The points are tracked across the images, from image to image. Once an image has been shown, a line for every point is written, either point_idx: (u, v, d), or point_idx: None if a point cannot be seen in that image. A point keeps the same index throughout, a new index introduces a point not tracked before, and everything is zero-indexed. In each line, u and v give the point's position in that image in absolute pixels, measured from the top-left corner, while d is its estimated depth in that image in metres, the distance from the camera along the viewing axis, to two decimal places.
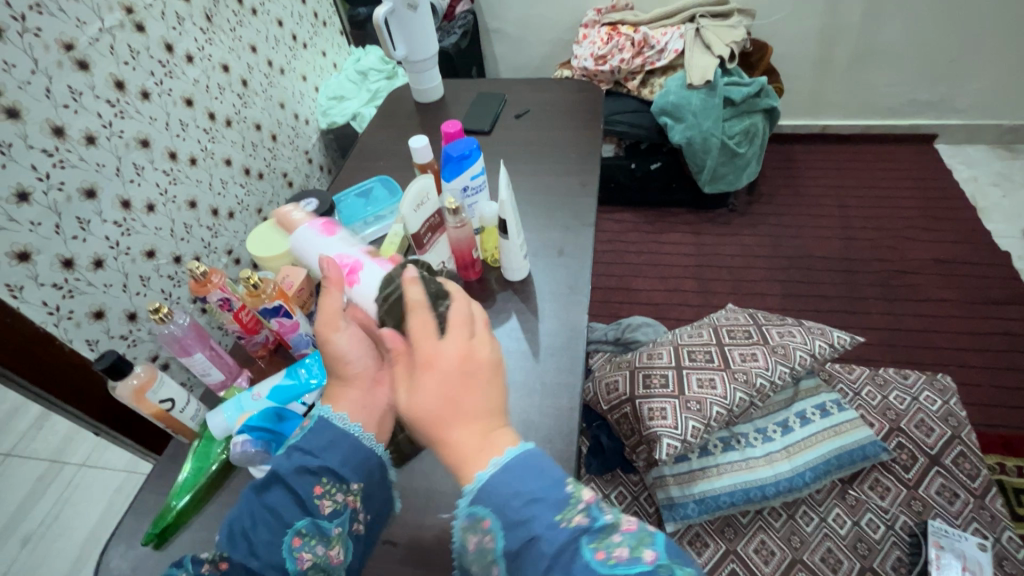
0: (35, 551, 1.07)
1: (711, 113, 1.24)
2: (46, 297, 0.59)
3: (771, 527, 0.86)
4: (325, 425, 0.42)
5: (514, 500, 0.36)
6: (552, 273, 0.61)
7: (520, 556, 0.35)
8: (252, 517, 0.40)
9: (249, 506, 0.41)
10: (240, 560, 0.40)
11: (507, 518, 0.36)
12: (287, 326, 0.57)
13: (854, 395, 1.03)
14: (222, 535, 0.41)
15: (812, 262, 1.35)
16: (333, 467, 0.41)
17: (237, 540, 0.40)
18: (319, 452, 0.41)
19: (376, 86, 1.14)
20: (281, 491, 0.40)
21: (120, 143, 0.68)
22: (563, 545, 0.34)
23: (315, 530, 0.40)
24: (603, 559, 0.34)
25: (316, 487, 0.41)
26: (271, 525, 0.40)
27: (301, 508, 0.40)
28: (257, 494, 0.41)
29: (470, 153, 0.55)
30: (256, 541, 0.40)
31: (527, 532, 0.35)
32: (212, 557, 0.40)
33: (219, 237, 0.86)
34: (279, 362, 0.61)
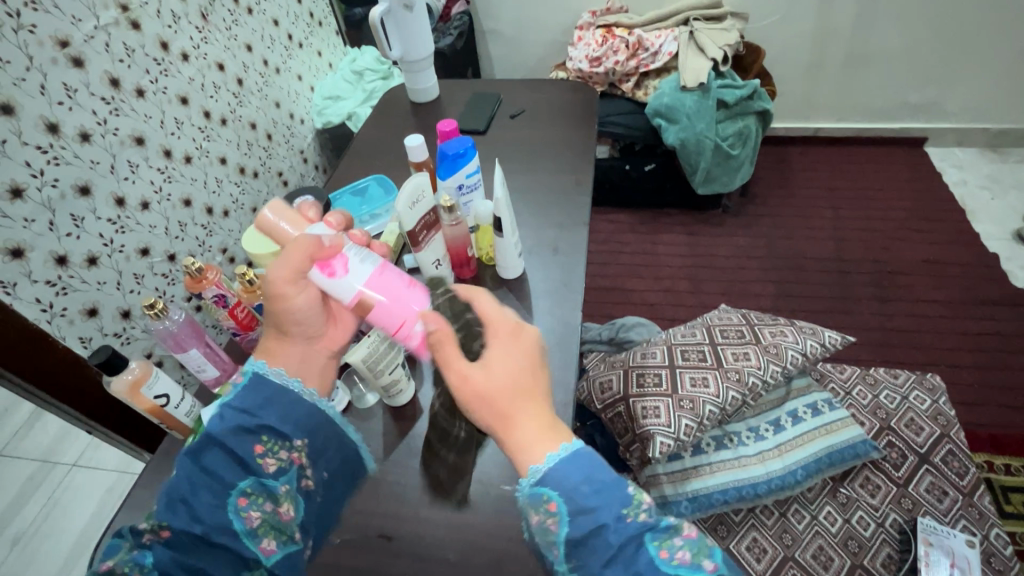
0: (25, 552, 1.06)
1: (704, 114, 1.25)
2: (39, 294, 0.59)
3: (763, 525, 0.87)
4: (262, 380, 0.43)
5: (588, 488, 0.37)
6: (546, 271, 0.61)
7: (585, 543, 0.36)
8: (188, 482, 0.39)
9: (182, 473, 0.39)
10: (181, 527, 0.37)
11: (578, 505, 0.37)
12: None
13: (846, 394, 1.04)
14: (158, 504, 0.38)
15: (805, 263, 1.36)
16: (273, 424, 0.42)
17: (175, 507, 0.38)
18: (257, 410, 0.42)
19: (372, 86, 1.14)
20: (220, 452, 0.40)
21: (114, 140, 0.68)
22: (629, 538, 0.36)
23: (262, 489, 0.40)
24: (667, 558, 0.36)
25: (258, 446, 0.41)
26: (212, 487, 0.39)
27: (243, 468, 0.40)
28: (192, 457, 0.40)
29: (465, 152, 0.56)
30: (195, 505, 0.38)
31: (596, 519, 0.36)
32: (152, 526, 0.37)
33: (213, 235, 0.86)
34: None
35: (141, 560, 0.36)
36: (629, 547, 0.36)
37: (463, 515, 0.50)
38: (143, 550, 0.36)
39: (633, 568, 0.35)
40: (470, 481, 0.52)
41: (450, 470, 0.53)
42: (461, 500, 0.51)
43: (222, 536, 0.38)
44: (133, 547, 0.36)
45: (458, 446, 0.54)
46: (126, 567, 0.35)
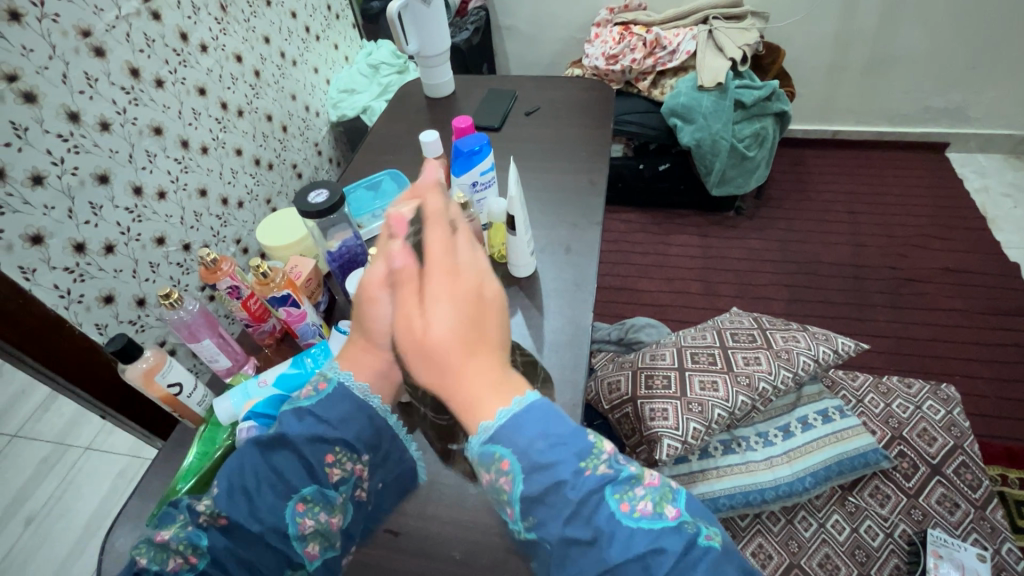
0: (38, 532, 1.08)
1: (721, 115, 1.23)
2: (57, 280, 0.60)
3: (769, 531, 0.86)
4: (343, 393, 0.45)
5: (540, 446, 0.37)
6: (558, 270, 0.60)
7: (543, 500, 0.36)
8: (257, 475, 0.41)
9: (251, 466, 0.41)
10: (242, 521, 0.40)
11: (532, 463, 0.36)
12: (295, 315, 0.57)
13: (858, 402, 1.03)
14: (218, 490, 0.41)
15: (819, 267, 1.35)
16: (345, 436, 0.43)
17: (237, 496, 0.41)
18: (336, 421, 0.44)
19: (387, 80, 1.14)
20: (292, 455, 0.42)
21: (133, 130, 0.68)
22: (587, 493, 0.36)
23: (321, 498, 0.42)
24: (629, 511, 0.36)
25: (329, 455, 0.43)
26: (278, 488, 0.41)
27: (310, 474, 0.42)
28: (265, 454, 0.42)
29: (480, 149, 0.55)
30: (257, 500, 0.41)
31: (553, 475, 0.36)
32: (209, 510, 0.40)
33: (228, 226, 0.87)
34: (285, 351, 0.61)
35: (196, 541, 0.39)
36: (586, 503, 0.36)
37: (469, 512, 0.50)
38: (198, 531, 0.39)
39: (593, 524, 0.35)
40: (477, 480, 0.52)
41: (457, 467, 0.53)
42: (468, 498, 0.51)
43: (276, 537, 0.40)
44: (189, 524, 0.40)
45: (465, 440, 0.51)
46: (182, 545, 0.39)
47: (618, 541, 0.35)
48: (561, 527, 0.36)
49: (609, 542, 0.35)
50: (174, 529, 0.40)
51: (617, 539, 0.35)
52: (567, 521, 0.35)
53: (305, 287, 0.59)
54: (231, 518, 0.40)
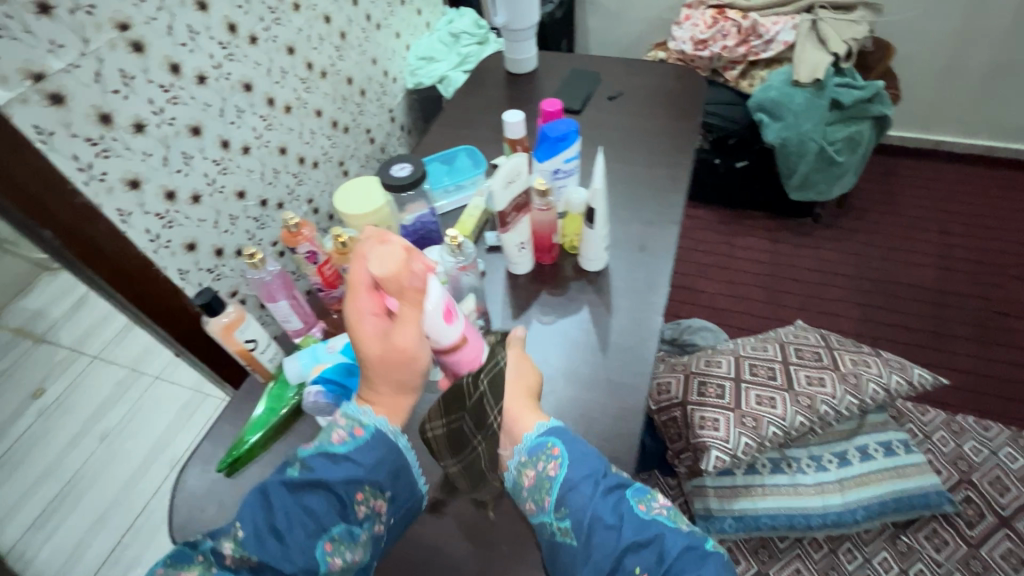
0: (111, 448, 1.18)
1: (813, 114, 1.14)
2: (148, 225, 0.64)
3: (809, 558, 0.86)
4: (380, 439, 0.45)
5: (582, 448, 0.44)
6: (628, 267, 0.58)
7: (578, 487, 0.42)
8: (288, 515, 0.41)
9: (281, 506, 0.41)
10: (273, 561, 0.40)
11: (577, 454, 0.43)
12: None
13: (926, 437, 0.98)
14: (247, 532, 0.40)
15: (898, 288, 1.24)
16: (373, 478, 0.44)
17: (268, 539, 0.40)
18: (369, 464, 0.44)
19: (467, 50, 1.12)
20: (325, 497, 0.42)
21: (226, 84, 0.71)
22: (614, 487, 0.42)
23: (348, 536, 0.42)
24: (645, 509, 0.42)
25: (359, 495, 0.43)
26: (308, 529, 0.41)
27: (339, 514, 0.42)
28: (293, 494, 0.42)
29: (568, 136, 0.52)
30: (290, 542, 0.40)
31: (591, 469, 0.43)
32: (236, 553, 0.40)
33: (302, 185, 0.89)
34: None
35: None
36: (614, 498, 0.42)
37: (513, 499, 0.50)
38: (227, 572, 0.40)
39: (615, 510, 0.41)
40: None
41: None
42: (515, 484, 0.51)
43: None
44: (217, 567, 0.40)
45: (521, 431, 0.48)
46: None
47: (633, 526, 0.40)
48: (592, 506, 0.41)
49: (627, 526, 0.40)
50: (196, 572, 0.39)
51: (633, 525, 0.40)
52: (599, 505, 0.41)
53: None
54: (263, 559, 0.39)
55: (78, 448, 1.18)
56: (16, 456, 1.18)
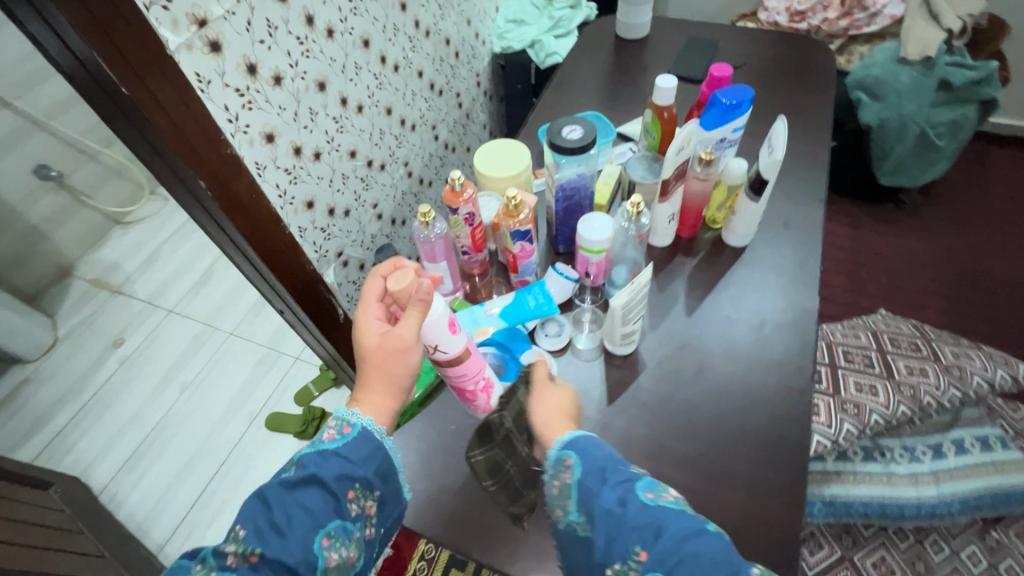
0: (191, 399, 1.21)
1: (918, 94, 1.09)
2: (277, 180, 0.64)
3: (895, 547, 0.86)
4: (372, 437, 0.42)
5: (593, 449, 0.39)
6: (775, 245, 0.57)
7: (589, 485, 0.38)
8: (284, 510, 0.37)
9: (277, 502, 0.37)
10: (272, 558, 0.35)
11: (590, 455, 0.39)
12: (524, 253, 0.52)
13: (1020, 435, 0.94)
14: (245, 528, 0.36)
15: (988, 282, 1.19)
16: (365, 475, 0.40)
17: (267, 534, 0.36)
18: (363, 460, 0.41)
19: (560, 14, 1.08)
20: (322, 491, 0.38)
21: (349, 40, 0.69)
22: (623, 480, 0.37)
23: (343, 533, 0.38)
24: (653, 498, 0.36)
25: (351, 491, 0.40)
26: (305, 524, 0.37)
27: (335, 509, 0.38)
28: (288, 491, 0.38)
29: (741, 104, 0.49)
30: (290, 536, 0.36)
31: (600, 468, 0.38)
32: (238, 550, 0.36)
33: (401, 147, 0.88)
34: (495, 285, 0.57)
35: None
36: (621, 488, 0.37)
37: None
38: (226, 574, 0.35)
39: (621, 499, 0.36)
40: None
41: None
42: None
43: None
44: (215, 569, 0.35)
45: (686, 405, 0.47)
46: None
47: (638, 515, 0.35)
48: (598, 500, 0.37)
49: (629, 514, 0.35)
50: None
51: (635, 515, 0.35)
52: (607, 497, 0.36)
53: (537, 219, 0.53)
54: (267, 550, 0.35)
55: (161, 397, 1.22)
56: (102, 402, 1.22)
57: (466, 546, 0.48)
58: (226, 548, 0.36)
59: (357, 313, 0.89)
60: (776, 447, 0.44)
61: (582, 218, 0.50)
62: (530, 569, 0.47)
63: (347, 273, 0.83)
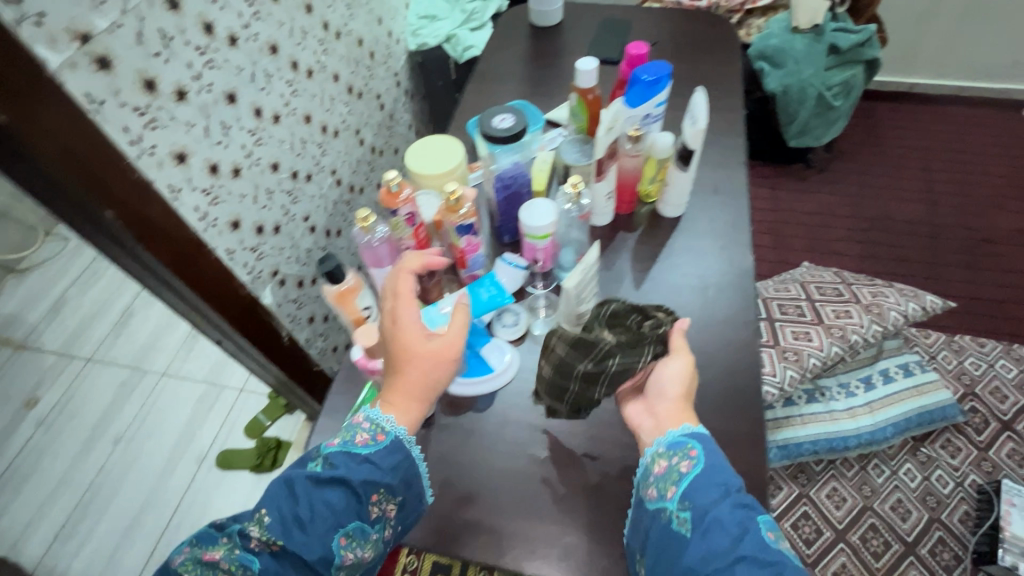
0: (128, 452, 1.11)
1: (813, 60, 1.17)
2: (197, 202, 0.59)
3: (843, 477, 0.93)
4: (401, 446, 0.43)
5: (722, 465, 0.41)
6: (707, 212, 0.59)
7: (708, 489, 0.40)
8: (307, 506, 0.40)
9: (303, 496, 0.41)
10: (290, 549, 0.39)
11: (717, 463, 0.41)
12: (470, 246, 0.51)
13: (932, 358, 1.06)
14: (271, 516, 0.40)
15: (892, 225, 1.31)
16: (390, 481, 0.43)
17: (288, 526, 0.40)
18: (388, 466, 0.43)
19: (471, 6, 1.07)
20: (345, 492, 0.41)
21: (255, 47, 0.65)
22: (743, 505, 0.39)
23: (360, 534, 0.41)
24: (771, 538, 0.38)
25: (374, 496, 0.42)
26: (326, 522, 0.40)
27: (356, 511, 0.41)
28: (314, 487, 0.41)
29: (661, 79, 0.51)
30: (311, 532, 0.40)
31: (726, 484, 0.40)
32: (262, 536, 0.40)
33: (326, 155, 0.85)
34: (444, 282, 0.56)
35: (248, 562, 0.39)
36: (742, 512, 0.39)
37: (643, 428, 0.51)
38: (250, 555, 0.40)
39: (741, 522, 0.38)
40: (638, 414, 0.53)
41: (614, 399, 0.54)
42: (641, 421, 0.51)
43: (319, 568, 0.40)
44: (239, 548, 0.40)
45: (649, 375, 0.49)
46: (233, 562, 0.39)
47: (754, 542, 0.37)
48: (716, 508, 0.39)
49: (748, 537, 0.37)
50: (228, 549, 0.40)
51: (752, 539, 0.37)
52: (725, 513, 0.38)
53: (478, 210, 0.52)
54: (285, 543, 0.39)
55: (92, 453, 1.12)
56: (22, 470, 1.10)
57: (456, 546, 0.47)
58: (250, 530, 0.40)
59: (302, 332, 0.85)
60: (735, 399, 0.48)
61: (523, 207, 0.50)
62: (518, 560, 0.46)
63: (286, 292, 0.79)
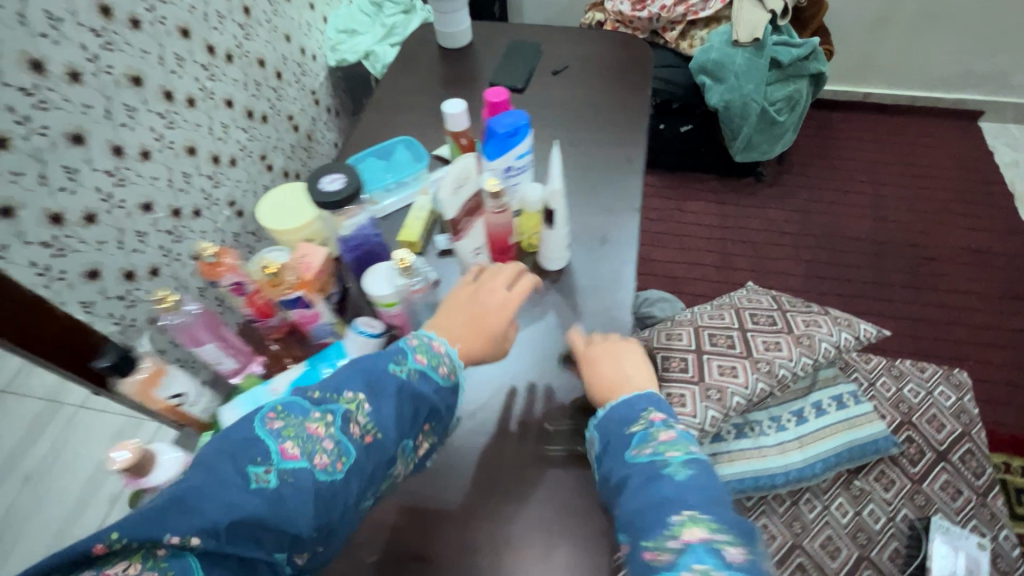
0: (36, 490, 1.09)
1: (753, 75, 1.13)
2: (34, 257, 0.54)
3: (774, 512, 0.88)
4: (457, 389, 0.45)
5: (612, 418, 0.45)
6: (592, 264, 0.57)
7: (607, 445, 0.44)
8: (400, 409, 0.40)
9: (399, 397, 0.40)
10: (377, 446, 0.38)
11: (610, 421, 0.45)
12: (308, 318, 0.48)
13: (870, 385, 1.02)
14: (370, 407, 0.38)
15: (840, 243, 1.28)
16: (443, 414, 0.44)
17: (384, 422, 0.39)
18: (448, 404, 0.44)
19: (392, 21, 1.02)
20: (422, 411, 0.42)
21: (109, 80, 0.60)
22: (623, 443, 0.43)
23: (410, 452, 0.42)
24: (641, 452, 0.41)
25: (427, 425, 0.43)
26: (406, 429, 0.40)
27: (418, 428, 0.42)
28: (408, 393, 0.41)
29: (518, 130, 0.48)
30: (391, 436, 0.39)
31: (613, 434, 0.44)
32: (361, 425, 0.38)
33: (220, 187, 0.79)
34: (299, 346, 0.51)
35: (344, 450, 0.36)
36: (622, 450, 0.43)
37: (502, 513, 0.46)
38: (347, 442, 0.37)
39: (621, 463, 0.42)
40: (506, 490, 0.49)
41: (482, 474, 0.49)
42: (503, 502, 0.47)
43: (378, 474, 0.39)
44: (337, 431, 0.36)
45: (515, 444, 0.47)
46: (330, 448, 0.36)
47: (628, 473, 0.41)
48: (611, 460, 0.43)
49: (622, 474, 0.41)
50: (324, 426, 0.36)
51: (627, 472, 0.41)
52: (635, 470, 0.40)
53: (322, 278, 0.48)
54: (381, 438, 0.38)
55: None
56: None
57: None
58: (352, 415, 0.38)
59: None
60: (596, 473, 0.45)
61: (367, 272, 0.47)
62: None
63: None
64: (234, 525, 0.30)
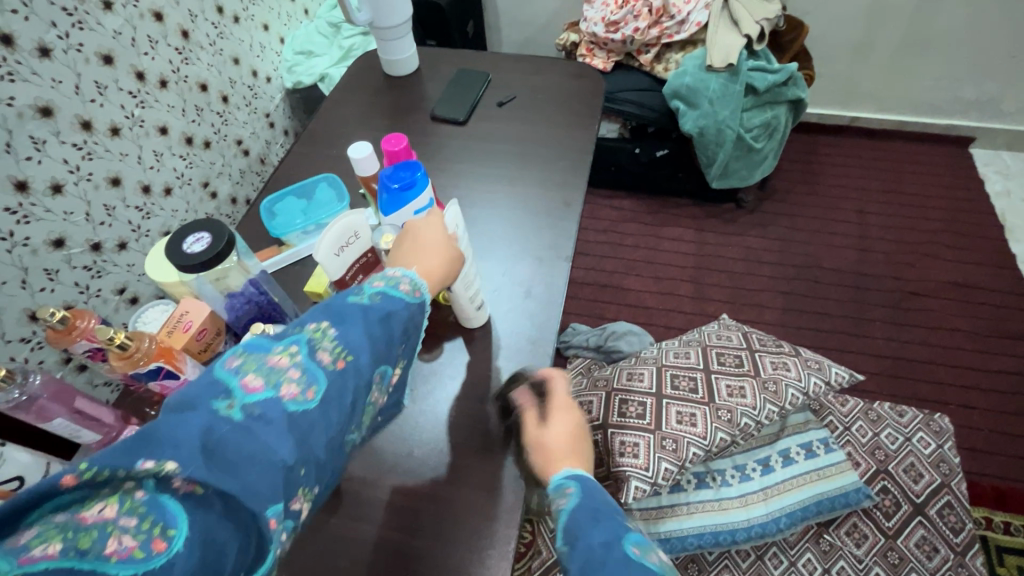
0: None
1: (728, 100, 1.09)
2: None
3: (737, 568, 0.82)
4: (426, 310, 0.42)
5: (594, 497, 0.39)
6: (514, 318, 0.55)
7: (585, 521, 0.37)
8: (372, 330, 0.36)
9: (370, 318, 0.36)
10: (354, 369, 0.34)
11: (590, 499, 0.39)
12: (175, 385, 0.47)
13: (845, 430, 0.96)
14: (337, 330, 0.35)
15: (820, 274, 1.23)
16: (415, 338, 0.41)
17: (357, 345, 0.35)
18: (416, 327, 0.41)
19: (350, 42, 1.00)
20: (397, 332, 0.39)
21: (10, 112, 0.56)
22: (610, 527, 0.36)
23: (385, 379, 0.39)
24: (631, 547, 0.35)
25: (401, 350, 0.40)
26: (383, 350, 0.37)
27: (394, 352, 0.39)
28: (379, 315, 0.37)
29: (412, 184, 0.48)
30: (367, 357, 0.36)
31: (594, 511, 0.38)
32: (333, 350, 0.34)
33: (152, 218, 0.75)
34: None
35: (316, 377, 0.32)
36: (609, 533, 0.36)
37: None
38: (320, 369, 0.32)
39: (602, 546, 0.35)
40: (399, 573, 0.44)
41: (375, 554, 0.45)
42: None
43: (360, 398, 0.36)
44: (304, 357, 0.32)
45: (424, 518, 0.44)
46: (297, 377, 0.31)
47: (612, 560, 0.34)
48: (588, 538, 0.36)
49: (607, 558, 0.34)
50: (288, 355, 0.32)
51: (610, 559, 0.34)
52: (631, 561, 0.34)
53: (197, 341, 0.48)
54: (356, 359, 0.35)
55: None
56: None
57: None
58: (317, 343, 0.33)
59: None
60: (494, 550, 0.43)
61: None
62: None
63: None
64: (206, 461, 0.26)
